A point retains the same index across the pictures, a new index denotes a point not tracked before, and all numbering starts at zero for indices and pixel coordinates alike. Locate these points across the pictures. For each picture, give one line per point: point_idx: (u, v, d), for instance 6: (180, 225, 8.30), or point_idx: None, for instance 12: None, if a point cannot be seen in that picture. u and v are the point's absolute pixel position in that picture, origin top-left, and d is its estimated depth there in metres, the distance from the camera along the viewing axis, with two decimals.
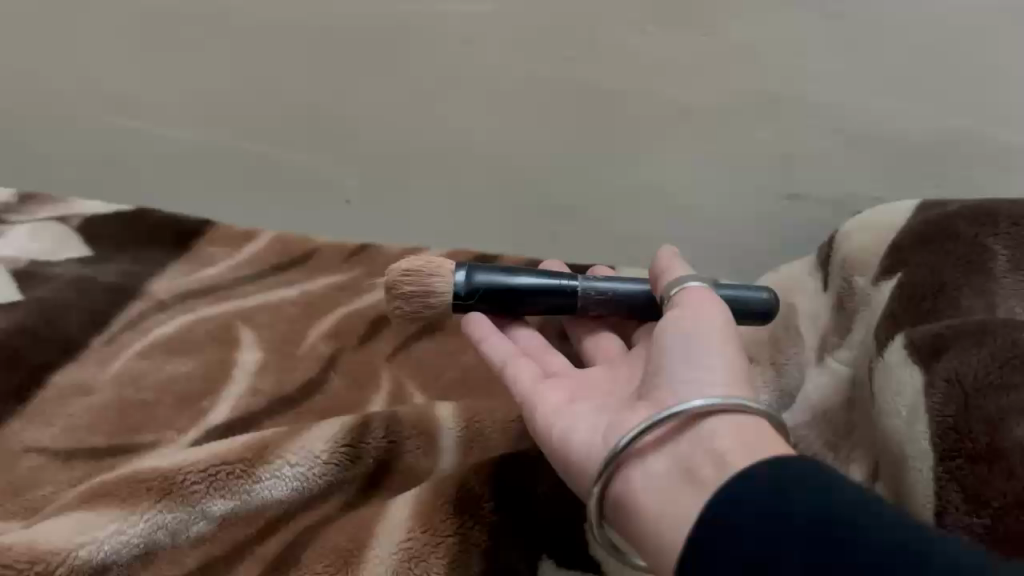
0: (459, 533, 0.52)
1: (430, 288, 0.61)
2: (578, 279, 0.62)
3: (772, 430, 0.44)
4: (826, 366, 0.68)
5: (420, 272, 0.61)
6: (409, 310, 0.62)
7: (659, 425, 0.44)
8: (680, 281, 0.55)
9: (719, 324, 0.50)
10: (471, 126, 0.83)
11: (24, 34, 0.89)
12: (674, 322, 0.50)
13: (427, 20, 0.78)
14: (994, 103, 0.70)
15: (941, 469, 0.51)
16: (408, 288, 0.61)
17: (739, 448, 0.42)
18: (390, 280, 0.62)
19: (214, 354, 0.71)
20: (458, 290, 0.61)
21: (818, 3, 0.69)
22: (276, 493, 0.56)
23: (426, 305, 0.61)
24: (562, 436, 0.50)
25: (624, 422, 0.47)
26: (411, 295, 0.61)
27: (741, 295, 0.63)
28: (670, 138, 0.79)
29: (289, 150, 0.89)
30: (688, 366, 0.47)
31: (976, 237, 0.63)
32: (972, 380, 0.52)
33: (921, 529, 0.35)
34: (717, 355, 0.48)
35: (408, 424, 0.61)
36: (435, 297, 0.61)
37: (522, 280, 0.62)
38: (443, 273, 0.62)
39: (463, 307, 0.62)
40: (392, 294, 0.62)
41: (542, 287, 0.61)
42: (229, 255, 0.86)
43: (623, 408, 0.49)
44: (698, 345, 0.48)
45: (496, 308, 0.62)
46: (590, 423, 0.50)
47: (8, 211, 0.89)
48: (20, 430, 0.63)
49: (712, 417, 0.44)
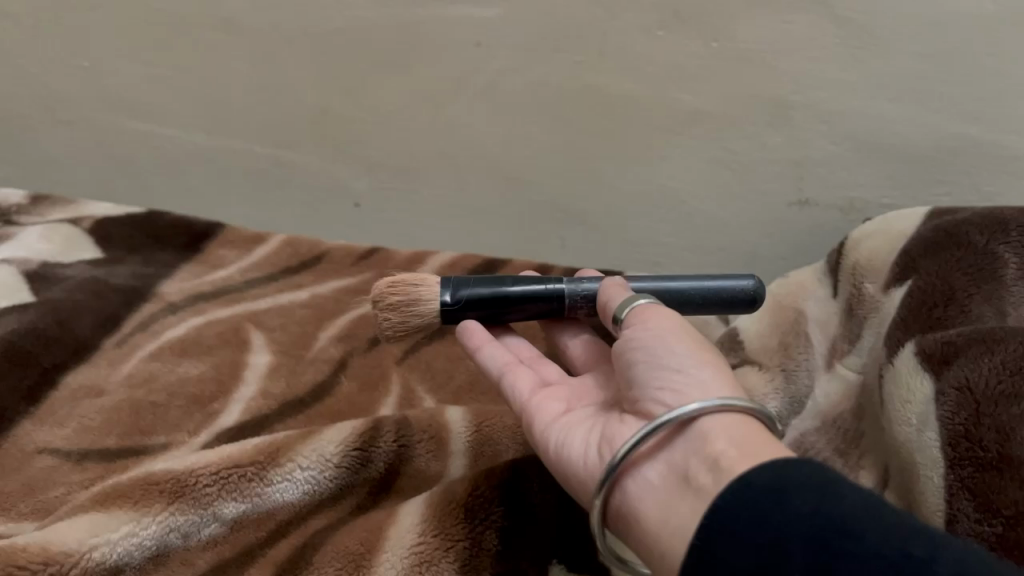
0: (470, 538, 0.52)
1: (418, 297, 0.60)
2: (565, 282, 0.61)
3: (760, 426, 0.44)
4: (834, 372, 0.68)
5: (406, 284, 0.61)
6: (398, 322, 0.60)
7: (653, 433, 0.44)
8: (628, 303, 0.53)
9: (674, 321, 0.50)
10: (480, 130, 0.83)
11: (32, 35, 0.89)
12: (627, 334, 0.50)
13: (435, 24, 0.78)
14: (1003, 112, 0.70)
15: (952, 477, 0.51)
16: (395, 299, 0.60)
17: (733, 451, 0.41)
18: (376, 294, 0.61)
19: (225, 356, 0.72)
20: (445, 301, 0.60)
21: (827, 9, 0.69)
22: (288, 496, 0.56)
23: (414, 314, 0.60)
24: (558, 449, 0.51)
25: (617, 435, 0.48)
26: (398, 306, 0.60)
27: (727, 279, 0.63)
28: (678, 144, 0.79)
29: (298, 153, 0.89)
30: (655, 372, 0.47)
31: (987, 244, 0.63)
32: (983, 389, 0.52)
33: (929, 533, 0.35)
34: (684, 355, 0.47)
35: (418, 428, 0.61)
36: (424, 305, 0.60)
37: (507, 286, 0.61)
38: (429, 283, 0.61)
39: (452, 318, 0.61)
40: (378, 306, 0.61)
41: (529, 291, 0.60)
42: (240, 257, 0.86)
43: (614, 418, 0.50)
44: (657, 345, 0.48)
45: (487, 317, 0.61)
46: (584, 436, 0.50)
47: (21, 212, 0.90)
48: (33, 432, 0.63)
49: (700, 420, 0.44)
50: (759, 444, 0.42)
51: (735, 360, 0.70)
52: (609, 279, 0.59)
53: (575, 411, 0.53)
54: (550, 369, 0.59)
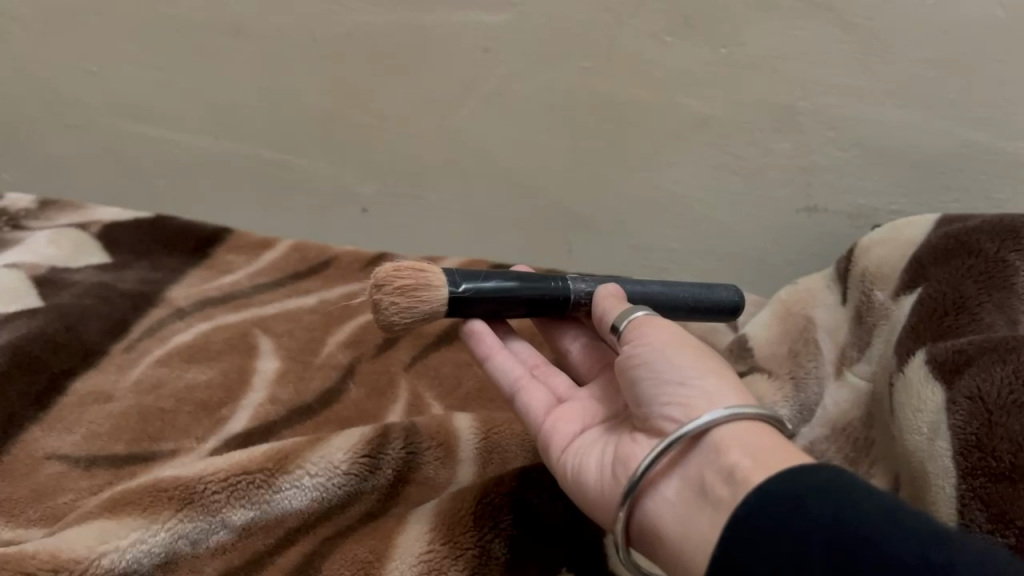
0: (478, 547, 0.52)
1: (426, 283, 0.55)
2: (567, 280, 0.60)
3: (770, 430, 0.44)
4: (843, 380, 0.68)
5: (410, 270, 0.56)
6: (403, 307, 0.55)
7: (665, 450, 0.44)
8: (627, 313, 0.52)
9: (672, 332, 0.49)
10: (487, 136, 0.83)
11: (40, 39, 0.89)
12: (627, 350, 0.50)
13: (443, 31, 0.78)
14: (1011, 119, 0.70)
15: (965, 487, 0.50)
16: (401, 283, 0.55)
17: (746, 460, 0.41)
18: (381, 277, 0.55)
19: (233, 362, 0.72)
20: (453, 291, 0.55)
21: (835, 16, 0.69)
22: (296, 503, 0.56)
23: (420, 299, 0.55)
24: (575, 474, 0.51)
25: (632, 455, 0.47)
26: (404, 290, 0.55)
27: (712, 287, 0.66)
28: (685, 150, 0.79)
29: (305, 158, 0.89)
30: (659, 388, 0.47)
31: (998, 252, 0.63)
32: (995, 398, 0.51)
33: (947, 537, 0.34)
34: (685, 366, 0.47)
35: (426, 434, 0.61)
36: (432, 290, 0.55)
37: (512, 283, 0.57)
38: (434, 269, 0.56)
39: (456, 312, 0.56)
40: (382, 291, 0.55)
41: (535, 290, 0.58)
42: (247, 263, 0.86)
43: (626, 436, 0.50)
44: (659, 359, 0.47)
45: (489, 315, 0.58)
46: (598, 456, 0.50)
47: (28, 217, 0.90)
48: (41, 437, 0.63)
49: (711, 431, 0.44)
50: (772, 450, 0.42)
51: (744, 366, 0.71)
52: (603, 288, 0.58)
53: (590, 430, 0.53)
54: (559, 379, 0.59)
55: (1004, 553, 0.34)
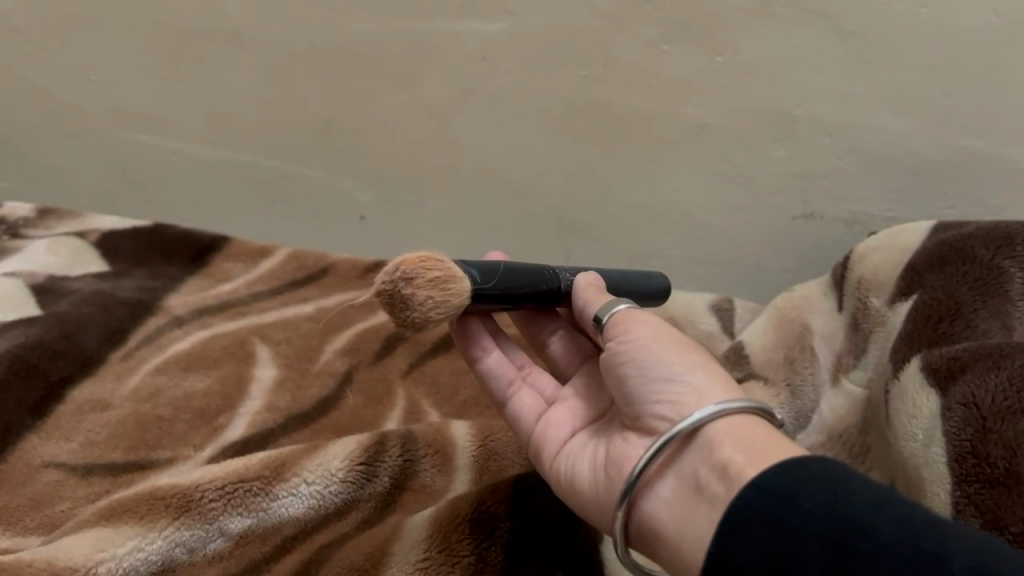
0: (474, 554, 0.52)
1: (450, 274, 0.51)
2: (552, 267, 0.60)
3: (760, 422, 0.44)
4: (840, 387, 0.68)
5: (431, 259, 0.51)
6: (439, 300, 0.50)
7: (660, 450, 0.44)
8: (608, 308, 0.52)
9: (656, 327, 0.49)
10: (484, 144, 0.83)
11: (40, 47, 0.90)
12: (611, 347, 0.49)
13: (442, 39, 0.78)
14: (1008, 125, 0.70)
15: (959, 493, 0.50)
16: (434, 274, 0.49)
17: (739, 455, 0.41)
18: (408, 269, 0.49)
19: (230, 369, 0.72)
20: (474, 275, 0.53)
21: (830, 23, 0.70)
22: (293, 511, 0.56)
23: (451, 292, 0.50)
24: (569, 477, 0.51)
25: (625, 458, 0.48)
26: (438, 282, 0.50)
27: (651, 274, 0.67)
28: (683, 157, 0.79)
29: (304, 166, 0.90)
30: (649, 386, 0.47)
31: (993, 258, 0.63)
32: (989, 405, 0.52)
33: (942, 529, 0.34)
34: (672, 360, 0.47)
35: (423, 441, 0.62)
36: (459, 282, 0.51)
37: (521, 272, 0.56)
38: (447, 260, 0.52)
39: (475, 300, 0.53)
40: (417, 284, 0.49)
41: (541, 282, 0.57)
42: (245, 271, 0.87)
43: (617, 438, 0.50)
44: (646, 357, 0.47)
45: (499, 305, 0.55)
46: (591, 459, 0.51)
47: (28, 225, 0.90)
48: (39, 446, 0.63)
49: (703, 428, 0.44)
50: (765, 444, 0.42)
51: (740, 373, 0.70)
52: (582, 278, 0.58)
53: (581, 432, 0.54)
54: (545, 378, 0.58)
55: (999, 542, 0.34)
